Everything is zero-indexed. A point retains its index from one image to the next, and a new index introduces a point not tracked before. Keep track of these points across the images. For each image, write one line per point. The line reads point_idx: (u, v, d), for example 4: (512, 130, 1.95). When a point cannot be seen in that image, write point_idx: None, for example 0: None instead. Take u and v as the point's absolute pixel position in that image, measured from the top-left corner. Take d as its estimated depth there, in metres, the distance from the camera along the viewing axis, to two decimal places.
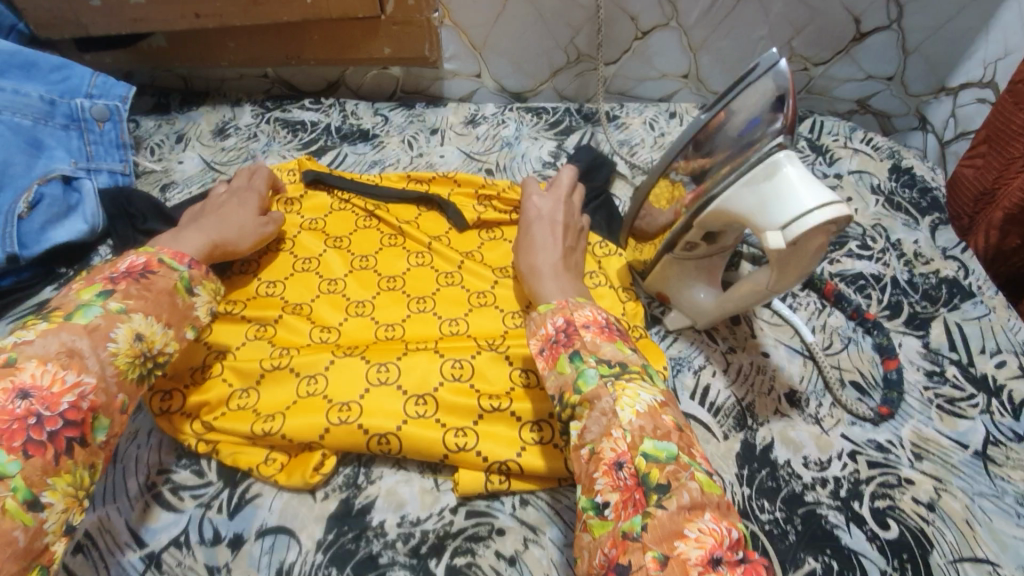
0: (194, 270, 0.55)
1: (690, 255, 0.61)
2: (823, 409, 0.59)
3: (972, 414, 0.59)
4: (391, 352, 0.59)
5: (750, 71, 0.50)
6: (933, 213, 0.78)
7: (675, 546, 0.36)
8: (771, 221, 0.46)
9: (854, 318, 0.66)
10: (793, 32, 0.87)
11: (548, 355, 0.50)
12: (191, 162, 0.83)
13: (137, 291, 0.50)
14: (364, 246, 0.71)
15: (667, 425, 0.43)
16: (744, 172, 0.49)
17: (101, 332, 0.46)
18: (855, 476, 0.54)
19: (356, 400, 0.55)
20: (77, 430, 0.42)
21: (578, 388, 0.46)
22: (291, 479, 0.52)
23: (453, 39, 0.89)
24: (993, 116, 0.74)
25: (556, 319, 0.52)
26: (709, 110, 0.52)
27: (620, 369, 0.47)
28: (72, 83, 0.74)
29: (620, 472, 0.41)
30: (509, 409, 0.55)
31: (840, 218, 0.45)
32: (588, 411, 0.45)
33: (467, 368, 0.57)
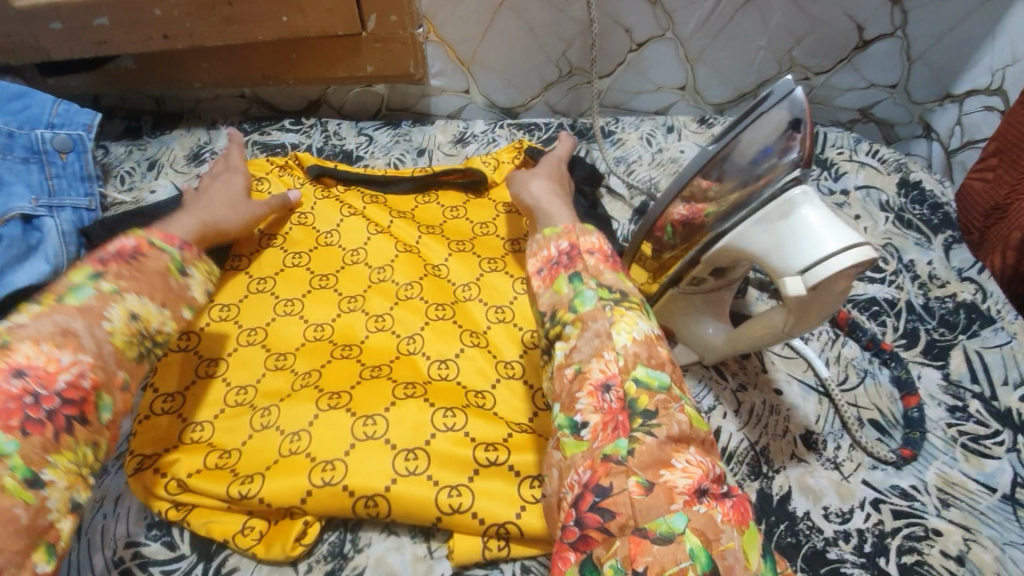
0: (186, 252, 0.54)
1: (697, 290, 0.57)
2: (841, 451, 0.55)
3: (998, 453, 0.55)
4: (379, 402, 0.55)
5: (762, 99, 0.45)
6: (946, 230, 0.74)
7: (660, 474, 0.37)
8: (789, 266, 0.43)
9: (870, 348, 0.62)
10: (793, 42, 0.83)
11: (546, 275, 0.51)
12: (164, 191, 0.77)
13: (128, 273, 0.49)
14: (351, 283, 0.67)
15: (661, 356, 0.44)
16: (756, 209, 0.45)
17: (95, 312, 0.45)
18: (879, 528, 0.50)
19: (341, 458, 0.51)
20: (77, 408, 0.42)
21: (574, 307, 0.46)
22: (271, 552, 0.48)
23: (439, 55, 0.85)
24: (1003, 128, 0.70)
25: (561, 242, 0.52)
26: (717, 142, 0.47)
27: (621, 296, 0.47)
28: (32, 112, 0.69)
29: (607, 394, 0.42)
30: (507, 463, 0.51)
31: (864, 262, 0.41)
32: (579, 332, 0.45)
33: (460, 417, 0.54)
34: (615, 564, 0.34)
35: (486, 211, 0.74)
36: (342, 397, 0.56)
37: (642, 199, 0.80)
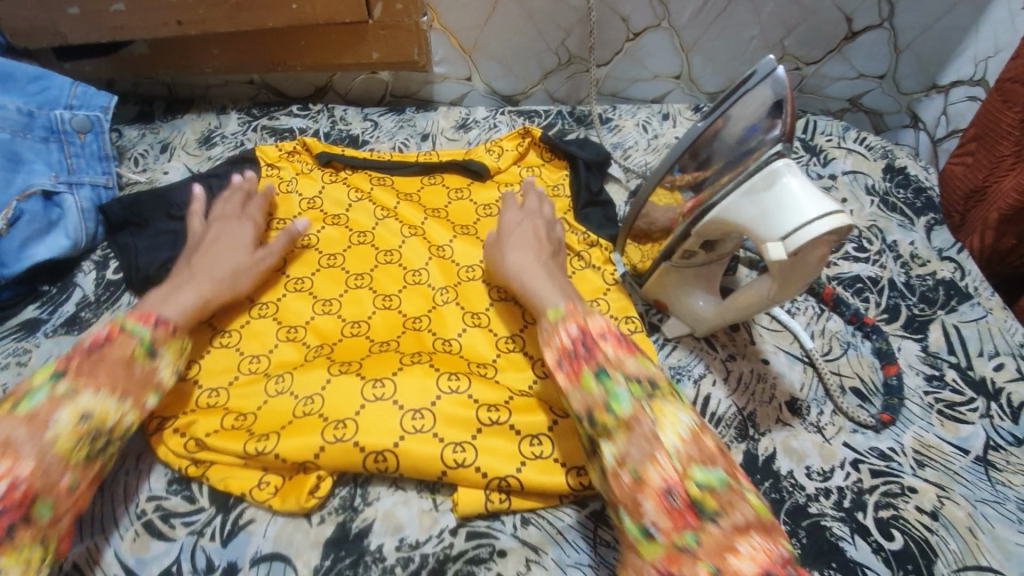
0: (158, 330, 0.53)
1: (689, 263, 0.59)
2: (824, 417, 0.58)
3: (972, 418, 0.58)
4: (387, 366, 0.57)
5: (747, 79, 0.49)
6: (928, 213, 0.78)
7: (728, 561, 0.36)
8: (772, 232, 0.46)
9: (854, 322, 0.65)
10: (785, 32, 0.86)
11: (569, 369, 0.47)
12: (176, 173, 0.81)
13: (86, 369, 0.48)
14: (359, 263, 0.69)
15: (709, 450, 0.43)
16: (742, 181, 0.48)
17: (41, 419, 0.45)
18: (858, 485, 0.54)
19: (351, 417, 0.54)
20: (12, 514, 0.41)
21: (612, 409, 0.44)
22: (286, 504, 0.51)
23: (442, 43, 0.88)
24: (981, 115, 0.74)
25: (569, 327, 0.50)
26: (706, 119, 0.51)
27: (651, 388, 0.46)
28: (51, 93, 0.72)
29: (672, 499, 0.39)
30: (508, 423, 0.55)
31: (841, 228, 0.44)
32: (625, 433, 0.43)
33: (464, 381, 0.57)
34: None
35: (488, 194, 0.78)
36: (352, 363, 0.58)
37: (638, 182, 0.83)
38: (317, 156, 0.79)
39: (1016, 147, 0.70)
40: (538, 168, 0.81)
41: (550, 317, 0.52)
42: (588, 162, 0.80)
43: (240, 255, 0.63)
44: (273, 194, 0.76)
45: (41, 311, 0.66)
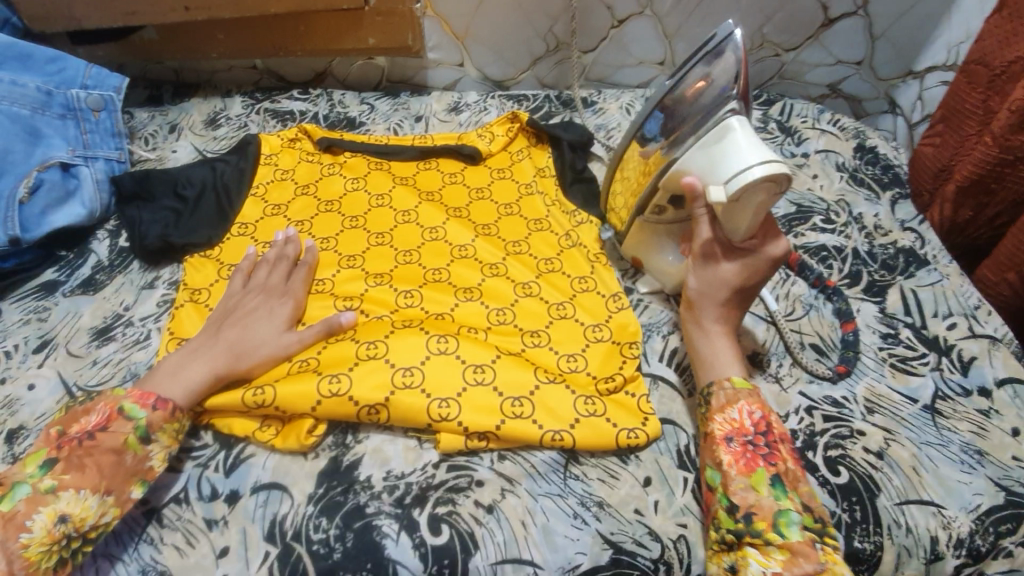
0: (155, 414, 0.53)
1: (661, 220, 0.64)
2: (782, 368, 0.63)
3: (922, 371, 0.63)
4: (379, 331, 0.62)
5: (712, 41, 0.55)
6: (894, 188, 0.82)
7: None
8: (717, 177, 0.53)
9: (816, 285, 0.70)
10: (763, 18, 0.90)
11: (740, 455, 0.50)
12: (184, 151, 0.86)
13: (76, 461, 0.49)
14: (351, 246, 0.72)
15: None
16: (700, 135, 0.54)
17: (17, 522, 0.46)
18: (810, 428, 0.58)
19: (345, 372, 0.58)
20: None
21: (781, 530, 0.46)
22: (287, 442, 0.56)
23: (436, 30, 0.92)
24: (948, 96, 0.78)
25: (753, 410, 0.52)
26: (676, 77, 0.58)
27: (819, 523, 0.48)
28: (68, 74, 0.78)
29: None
30: (492, 385, 0.58)
31: (777, 174, 0.51)
32: (785, 556, 0.45)
33: (452, 342, 0.60)
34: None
35: (480, 177, 0.81)
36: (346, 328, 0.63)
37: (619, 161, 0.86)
38: (317, 142, 0.83)
39: (980, 126, 0.75)
40: (528, 153, 0.84)
41: (732, 382, 0.54)
42: (572, 143, 0.83)
43: (270, 328, 0.60)
44: (267, 180, 0.79)
45: (58, 274, 0.71)
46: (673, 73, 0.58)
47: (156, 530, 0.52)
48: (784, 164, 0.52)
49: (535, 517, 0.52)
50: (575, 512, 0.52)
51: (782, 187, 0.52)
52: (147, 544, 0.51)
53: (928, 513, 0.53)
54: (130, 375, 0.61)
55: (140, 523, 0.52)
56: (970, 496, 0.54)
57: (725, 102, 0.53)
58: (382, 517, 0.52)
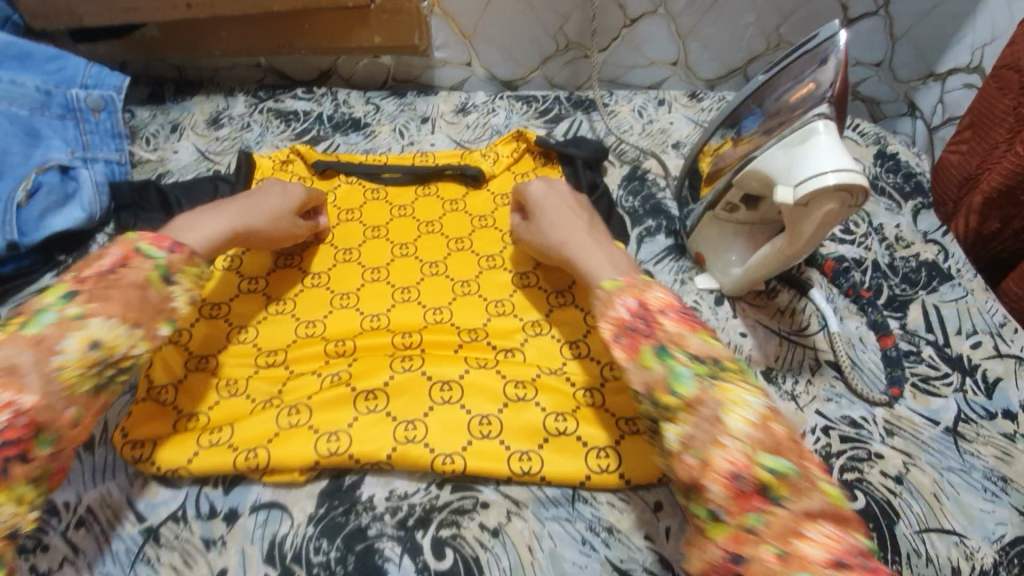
0: (173, 256, 0.51)
1: (730, 218, 0.64)
2: (799, 386, 0.61)
3: (945, 392, 0.60)
4: (378, 374, 0.58)
5: (812, 39, 0.54)
6: (916, 198, 0.78)
7: (792, 544, 0.34)
8: (788, 179, 0.51)
9: (849, 295, 0.68)
10: (780, 19, 0.86)
11: (626, 345, 0.45)
12: (185, 152, 0.85)
13: (99, 292, 0.46)
14: (345, 283, 0.69)
15: (782, 438, 0.39)
16: (783, 135, 0.53)
17: (48, 343, 0.43)
18: (826, 450, 0.56)
19: (344, 429, 0.54)
20: (16, 447, 0.41)
21: (674, 389, 0.42)
22: (278, 475, 0.53)
23: (443, 28, 0.90)
24: (978, 101, 0.75)
25: (627, 300, 0.48)
26: (768, 72, 0.57)
27: (717, 368, 0.43)
28: (67, 73, 0.76)
29: (736, 480, 0.38)
30: (498, 438, 0.54)
31: (850, 185, 0.48)
32: (689, 418, 0.41)
33: (457, 390, 0.57)
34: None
35: (483, 203, 0.78)
36: (342, 374, 0.59)
37: (630, 167, 0.84)
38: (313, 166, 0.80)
39: (1009, 133, 0.71)
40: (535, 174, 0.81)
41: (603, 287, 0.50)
42: (586, 160, 0.81)
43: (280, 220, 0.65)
44: None
45: (57, 279, 0.70)
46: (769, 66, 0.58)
47: (153, 550, 0.50)
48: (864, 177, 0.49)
49: (543, 541, 0.50)
50: (583, 538, 0.50)
51: (857, 200, 0.50)
52: (144, 564, 0.50)
53: (949, 542, 0.51)
54: (129, 387, 0.61)
55: (137, 542, 0.51)
56: (992, 525, 0.52)
57: (819, 104, 0.51)
58: (384, 540, 0.50)
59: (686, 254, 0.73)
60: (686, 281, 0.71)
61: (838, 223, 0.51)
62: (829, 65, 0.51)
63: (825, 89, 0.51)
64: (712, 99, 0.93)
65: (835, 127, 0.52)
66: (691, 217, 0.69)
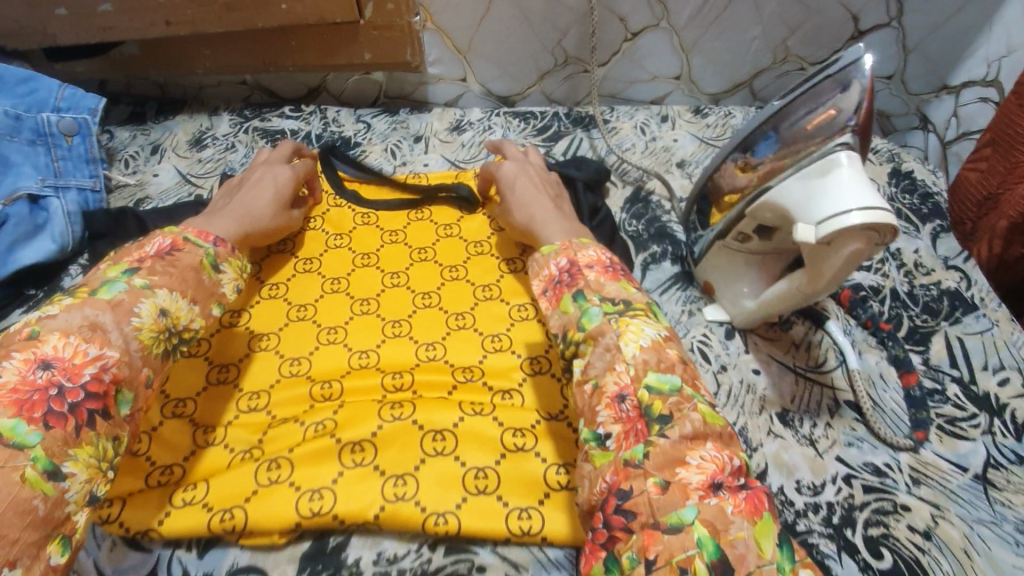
0: (218, 247, 0.54)
1: (741, 247, 0.60)
2: (817, 430, 0.57)
3: (973, 435, 0.56)
4: (365, 423, 0.54)
5: (834, 62, 0.50)
6: (934, 220, 0.74)
7: (676, 472, 0.40)
8: (808, 216, 0.48)
9: (868, 326, 0.65)
10: (788, 31, 0.82)
11: (552, 295, 0.52)
12: (166, 175, 0.81)
13: (161, 268, 0.49)
14: (332, 316, 0.65)
15: (670, 358, 0.46)
16: (802, 166, 0.50)
17: (124, 307, 0.45)
18: (849, 501, 0.52)
19: (328, 486, 0.50)
20: (100, 401, 0.42)
21: (582, 325, 0.48)
22: (256, 538, 0.49)
23: (436, 43, 0.85)
24: (997, 118, 0.71)
25: (559, 259, 0.54)
26: (783, 97, 0.53)
27: (624, 306, 0.49)
28: (40, 95, 0.72)
29: (624, 404, 0.44)
30: (495, 493, 0.50)
31: (876, 224, 0.45)
32: (592, 348, 0.47)
33: (451, 440, 0.53)
34: (632, 556, 0.38)
35: (479, 228, 0.74)
36: (327, 423, 0.54)
37: (633, 189, 0.80)
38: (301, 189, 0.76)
39: None
40: None
41: (544, 251, 0.56)
42: (587, 182, 0.77)
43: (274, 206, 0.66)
44: None
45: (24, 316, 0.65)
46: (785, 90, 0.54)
47: None
48: (892, 214, 0.46)
49: None
50: None
51: (884, 238, 0.47)
52: None
53: None
54: None
55: None
56: None
57: (841, 133, 0.48)
58: None
59: (694, 283, 0.69)
60: (694, 312, 0.67)
61: (862, 263, 0.48)
62: (854, 94, 0.48)
63: (847, 116, 0.48)
64: (718, 115, 0.89)
65: (859, 158, 0.49)
66: (699, 244, 0.65)
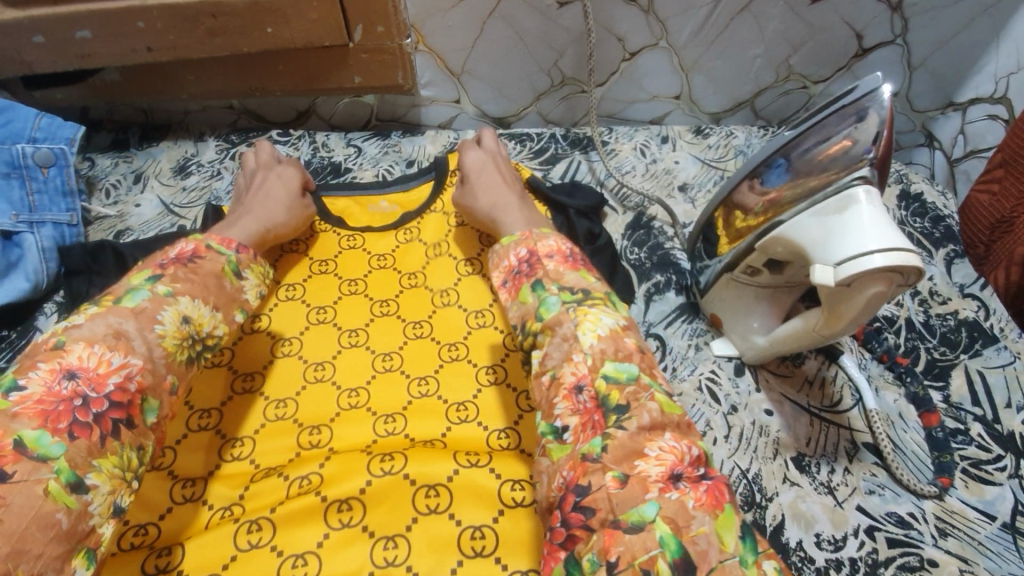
0: (241, 254, 0.52)
1: (751, 281, 0.57)
2: (836, 477, 0.54)
3: (1000, 479, 0.53)
4: (355, 475, 0.50)
5: (849, 92, 0.47)
6: (948, 244, 0.72)
7: (635, 465, 0.37)
8: (827, 256, 0.45)
9: (884, 361, 0.62)
10: (790, 49, 0.79)
11: (511, 286, 0.50)
12: (148, 206, 0.79)
13: (184, 274, 0.47)
14: (320, 351, 0.62)
15: (628, 347, 0.43)
16: (816, 201, 0.47)
17: (148, 314, 0.43)
18: (873, 556, 0.49)
19: (314, 550, 0.47)
20: (124, 411, 0.39)
21: (539, 316, 0.45)
22: None
23: (429, 65, 0.82)
24: (1008, 139, 0.68)
25: (519, 249, 0.51)
26: (794, 128, 0.50)
27: (583, 294, 0.46)
28: (15, 126, 0.69)
29: (581, 395, 0.41)
30: (494, 556, 0.47)
31: (901, 267, 0.43)
32: (550, 338, 0.45)
33: (445, 495, 0.49)
34: (593, 558, 0.34)
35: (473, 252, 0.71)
36: (313, 478, 0.51)
37: (635, 215, 0.78)
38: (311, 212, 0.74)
39: None
40: None
41: (503, 242, 0.53)
42: (579, 209, 0.73)
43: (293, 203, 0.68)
44: None
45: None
46: (796, 120, 0.51)
47: None
48: (916, 254, 0.43)
49: None
50: None
51: (909, 279, 0.44)
52: None
53: None
54: None
55: None
56: None
57: (858, 166, 0.45)
58: None
59: (700, 315, 0.66)
60: (701, 346, 0.64)
61: (884, 303, 0.45)
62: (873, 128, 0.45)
63: (865, 148, 0.45)
64: (718, 135, 0.87)
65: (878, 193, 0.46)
66: (705, 274, 0.62)
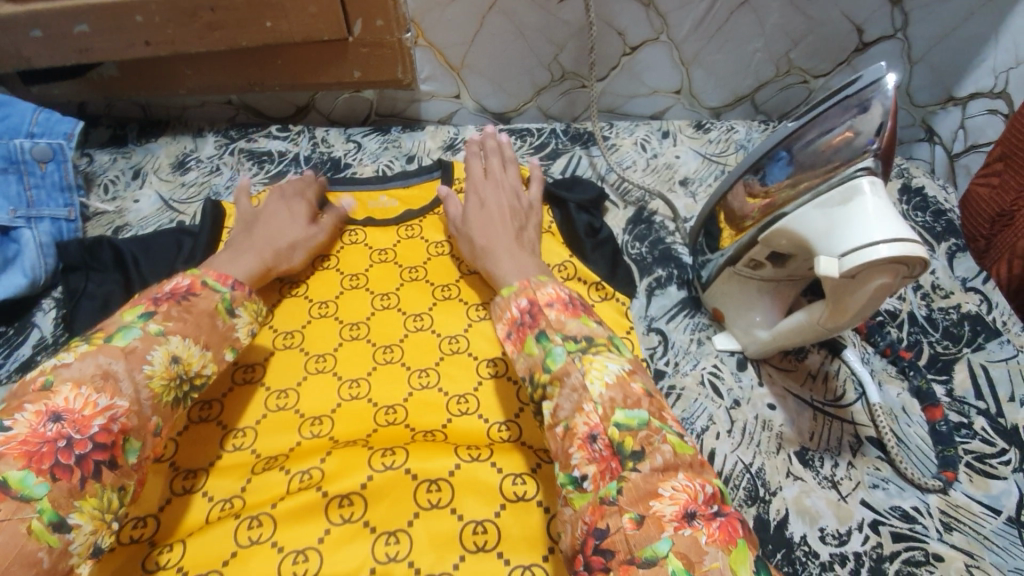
0: (236, 292, 0.52)
1: (754, 274, 0.57)
2: (839, 471, 0.54)
3: (1005, 473, 0.53)
4: (356, 468, 0.50)
5: (852, 83, 0.47)
6: (950, 238, 0.71)
7: (650, 506, 0.35)
8: (832, 248, 0.45)
9: (888, 354, 0.61)
10: (790, 43, 0.79)
11: (516, 338, 0.49)
12: (147, 201, 0.78)
13: (176, 312, 0.46)
14: (321, 343, 0.62)
15: (636, 392, 0.42)
16: (820, 193, 0.47)
17: (138, 354, 0.42)
18: (878, 552, 0.49)
19: (315, 545, 0.46)
20: (107, 452, 0.38)
21: (546, 367, 0.44)
22: None
23: (428, 60, 0.82)
24: (1005, 133, 0.68)
25: (519, 300, 0.51)
26: (797, 120, 0.50)
27: (588, 342, 0.45)
28: (14, 121, 0.68)
29: (596, 444, 0.40)
30: (496, 550, 0.47)
31: (907, 257, 0.42)
32: (559, 390, 0.44)
33: (447, 490, 0.49)
34: None
35: None
36: (313, 473, 0.50)
37: (636, 209, 0.77)
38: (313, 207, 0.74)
39: None
40: None
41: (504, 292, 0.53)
42: (580, 204, 0.73)
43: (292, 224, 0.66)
44: None
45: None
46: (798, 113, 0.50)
47: None
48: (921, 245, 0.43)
49: None
50: None
51: (913, 271, 0.44)
52: None
53: None
54: None
55: None
56: None
57: (862, 157, 0.45)
58: None
59: (702, 309, 0.66)
60: (704, 340, 0.64)
61: (888, 295, 0.45)
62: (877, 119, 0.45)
63: (868, 140, 0.45)
64: (720, 129, 0.88)
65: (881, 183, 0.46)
66: (707, 268, 0.62)
